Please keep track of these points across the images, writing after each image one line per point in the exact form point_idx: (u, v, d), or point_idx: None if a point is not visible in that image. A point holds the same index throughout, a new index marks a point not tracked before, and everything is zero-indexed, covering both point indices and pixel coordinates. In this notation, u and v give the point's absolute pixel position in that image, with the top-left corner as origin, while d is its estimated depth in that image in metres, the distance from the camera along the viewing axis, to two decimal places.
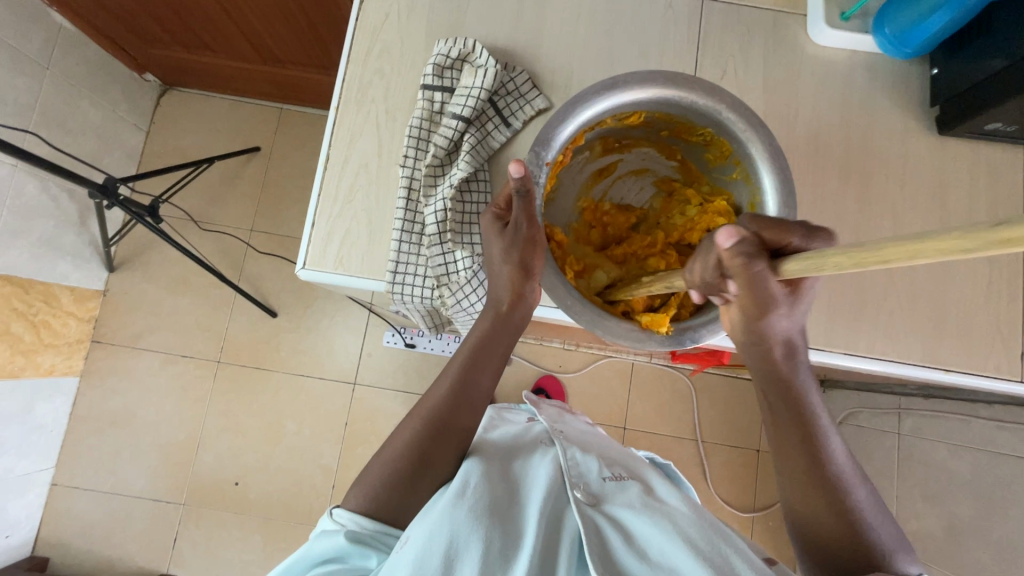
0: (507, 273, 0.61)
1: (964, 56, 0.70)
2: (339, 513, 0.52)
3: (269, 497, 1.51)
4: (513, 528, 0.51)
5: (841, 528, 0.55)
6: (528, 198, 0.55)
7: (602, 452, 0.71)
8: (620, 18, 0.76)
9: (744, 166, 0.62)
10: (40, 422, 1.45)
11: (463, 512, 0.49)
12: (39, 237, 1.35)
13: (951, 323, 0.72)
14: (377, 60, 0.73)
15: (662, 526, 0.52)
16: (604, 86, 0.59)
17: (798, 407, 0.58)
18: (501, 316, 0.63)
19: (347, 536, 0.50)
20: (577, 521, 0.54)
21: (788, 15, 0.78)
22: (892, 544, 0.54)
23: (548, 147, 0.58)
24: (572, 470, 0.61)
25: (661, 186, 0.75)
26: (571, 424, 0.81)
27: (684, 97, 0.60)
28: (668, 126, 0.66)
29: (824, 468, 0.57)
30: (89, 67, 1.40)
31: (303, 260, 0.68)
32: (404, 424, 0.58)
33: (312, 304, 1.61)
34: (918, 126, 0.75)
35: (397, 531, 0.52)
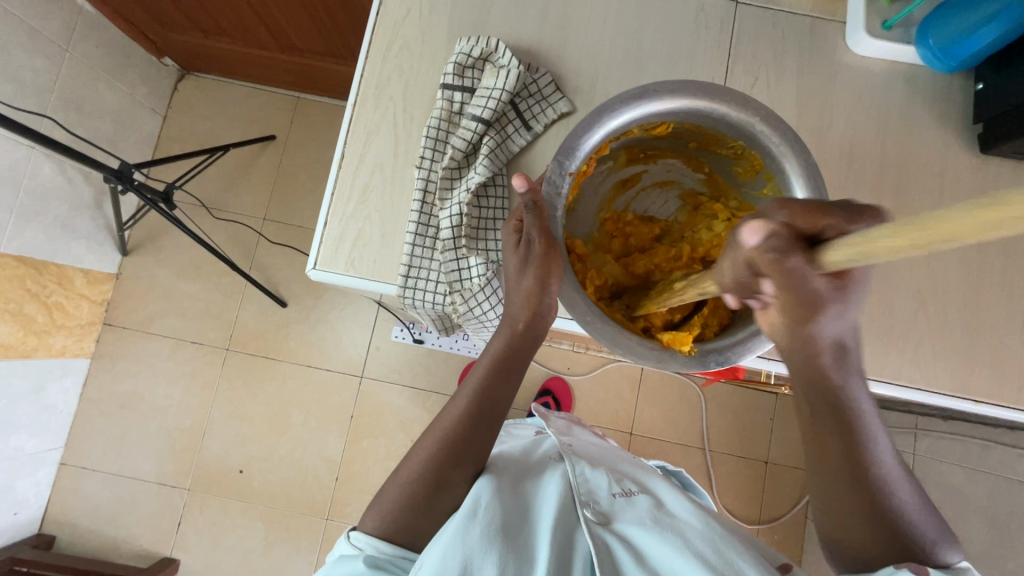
0: (524, 289, 0.59)
1: (1013, 72, 0.66)
2: (356, 536, 0.51)
3: (273, 487, 1.52)
4: (524, 549, 0.49)
5: (879, 532, 0.52)
6: (539, 213, 0.56)
7: (612, 466, 0.69)
8: (649, 20, 0.73)
9: (777, 183, 0.60)
10: (51, 403, 1.46)
11: (476, 533, 0.47)
12: (54, 219, 1.35)
13: (983, 351, 0.68)
14: (397, 57, 0.71)
15: (675, 545, 0.51)
16: (633, 95, 0.57)
17: (837, 402, 0.55)
18: (518, 333, 0.62)
19: (365, 561, 0.48)
20: (588, 543, 0.53)
21: (826, 22, 0.74)
22: (934, 536, 0.51)
23: (573, 156, 0.56)
24: (582, 487, 0.59)
25: (686, 200, 0.72)
26: (580, 437, 0.80)
27: (717, 109, 0.58)
28: (697, 137, 0.64)
29: (862, 467, 0.54)
30: (108, 50, 1.39)
31: (314, 261, 0.67)
32: (419, 446, 0.57)
33: (322, 295, 1.60)
34: (958, 144, 0.72)
35: (413, 555, 0.51)
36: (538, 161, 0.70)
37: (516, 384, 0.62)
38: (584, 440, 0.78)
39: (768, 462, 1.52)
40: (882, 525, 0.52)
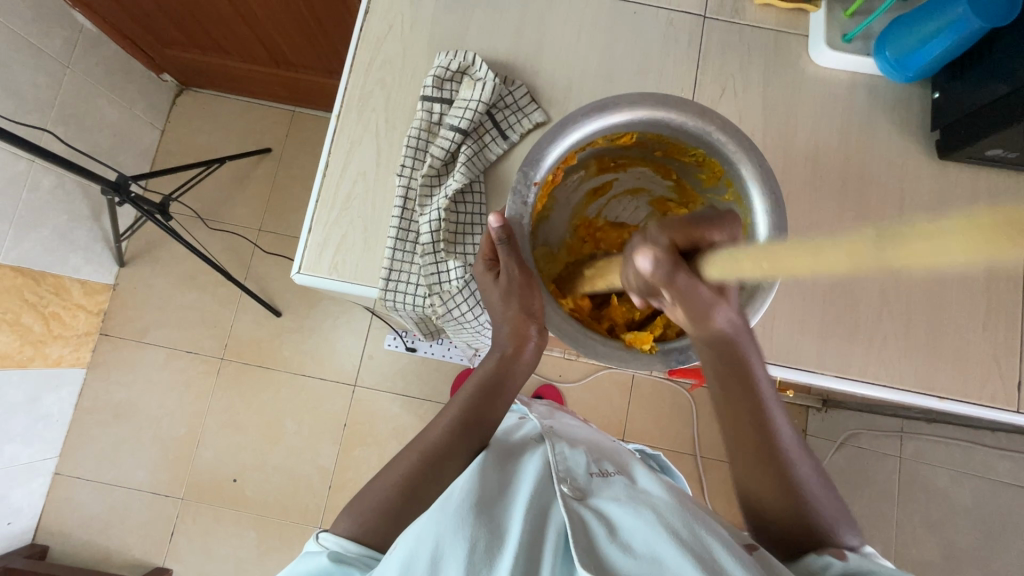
0: (511, 320, 0.64)
1: (966, 81, 0.69)
2: (324, 536, 0.52)
3: (266, 495, 1.53)
4: (498, 520, 0.51)
5: (788, 503, 0.56)
6: (514, 248, 0.59)
7: (594, 448, 0.72)
8: (621, 34, 0.77)
9: (736, 188, 0.63)
10: (46, 412, 1.47)
11: (448, 512, 0.50)
12: (52, 230, 1.38)
13: (946, 348, 0.71)
14: (380, 70, 0.75)
15: (645, 516, 0.52)
16: (594, 108, 0.60)
17: (746, 378, 0.60)
18: (507, 357, 0.65)
19: (330, 556, 0.49)
20: (562, 516, 0.53)
21: (790, 35, 0.78)
22: (834, 515, 0.55)
23: (536, 167, 0.59)
24: (561, 465, 0.62)
25: (656, 206, 0.74)
26: (562, 421, 0.83)
27: (675, 119, 0.61)
28: (661, 147, 0.67)
29: (769, 442, 0.59)
30: (107, 66, 1.43)
31: (299, 265, 0.69)
32: (403, 455, 0.60)
33: (316, 304, 1.63)
34: (919, 149, 0.75)
35: (381, 554, 0.52)
36: (515, 169, 0.73)
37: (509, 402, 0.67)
38: (565, 424, 0.81)
39: None
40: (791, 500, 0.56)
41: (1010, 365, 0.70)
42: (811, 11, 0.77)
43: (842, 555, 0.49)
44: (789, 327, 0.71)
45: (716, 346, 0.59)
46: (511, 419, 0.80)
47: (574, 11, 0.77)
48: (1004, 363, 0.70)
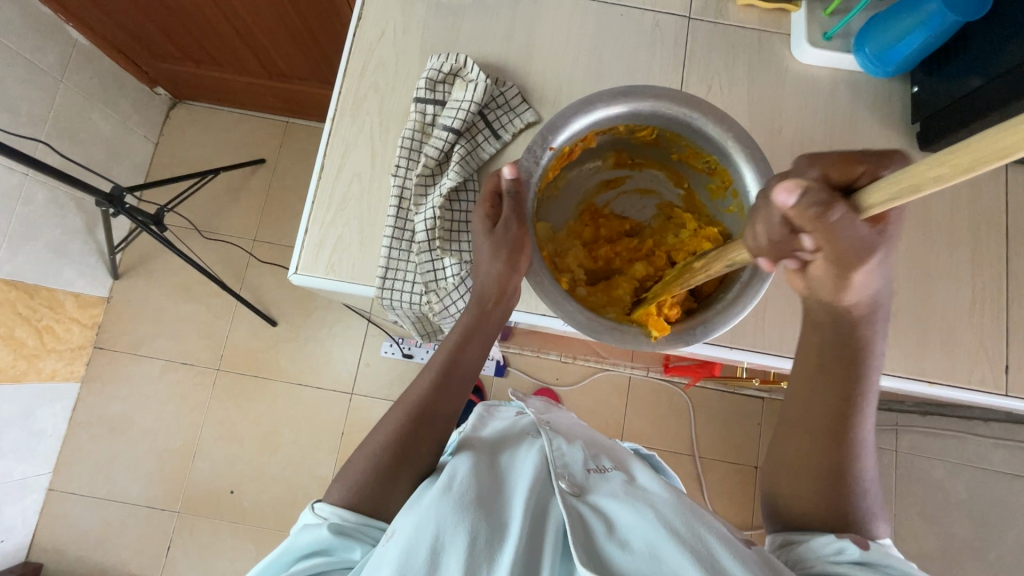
0: (495, 272, 0.63)
1: (942, 74, 0.72)
2: (321, 506, 0.53)
3: (264, 507, 1.51)
4: (498, 515, 0.52)
5: (832, 489, 0.53)
6: (520, 201, 0.62)
7: (589, 442, 0.72)
8: (609, 35, 0.79)
9: (741, 202, 0.63)
10: (40, 427, 1.46)
11: (447, 505, 0.50)
12: (46, 243, 1.38)
13: (934, 334, 0.72)
14: (373, 74, 0.76)
15: (644, 513, 0.53)
16: (625, 91, 0.62)
17: (847, 342, 0.53)
18: (484, 312, 0.64)
19: (330, 529, 0.50)
20: (560, 512, 0.54)
21: (772, 34, 0.80)
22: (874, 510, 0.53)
23: (557, 133, 0.61)
24: (557, 460, 0.61)
25: (663, 209, 0.75)
26: (558, 415, 0.83)
27: (698, 121, 0.62)
28: (680, 149, 0.68)
29: (844, 420, 0.53)
30: (101, 80, 1.45)
31: (296, 266, 0.70)
32: (388, 417, 0.60)
33: (312, 313, 1.63)
34: (899, 142, 0.77)
35: (379, 524, 0.53)
36: (508, 168, 0.74)
37: (484, 357, 0.66)
38: (561, 419, 0.80)
39: (757, 466, 1.54)
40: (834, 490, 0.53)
41: (996, 349, 0.72)
42: (792, 11, 0.80)
43: (862, 544, 0.49)
44: (779, 317, 0.73)
45: (708, 328, 0.59)
46: (508, 414, 0.80)
47: (562, 14, 0.79)
48: (990, 347, 0.72)
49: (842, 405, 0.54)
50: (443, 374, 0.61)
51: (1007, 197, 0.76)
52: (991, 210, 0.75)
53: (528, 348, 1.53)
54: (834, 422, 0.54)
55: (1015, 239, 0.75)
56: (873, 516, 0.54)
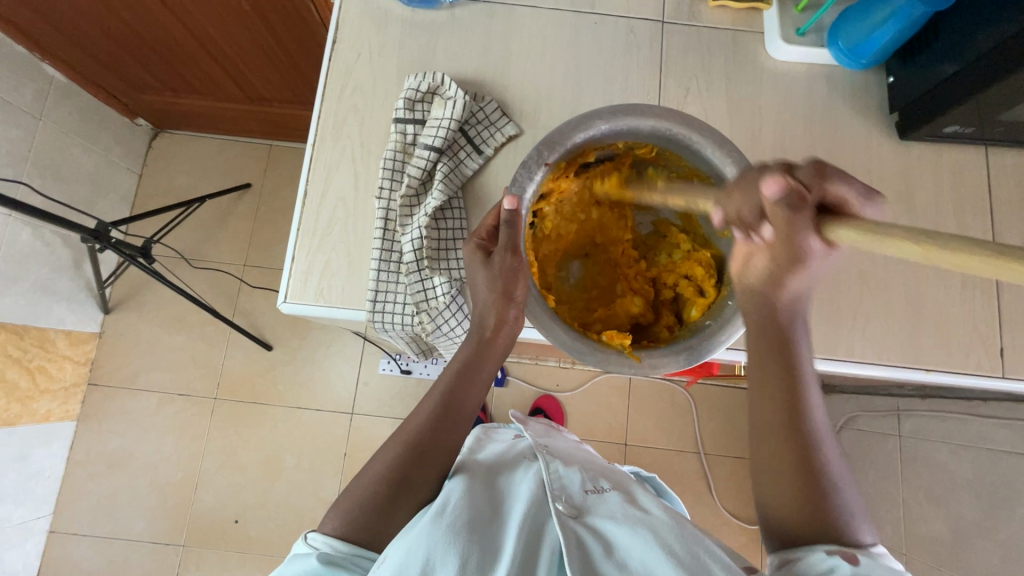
0: (490, 299, 0.63)
1: (917, 63, 0.72)
2: (312, 537, 0.51)
3: (270, 534, 1.50)
4: (492, 540, 0.50)
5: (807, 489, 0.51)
6: (516, 231, 0.61)
7: (586, 464, 0.72)
8: (584, 44, 0.79)
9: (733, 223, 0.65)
10: (37, 469, 1.44)
11: (441, 528, 0.49)
12: (33, 283, 1.36)
13: (928, 321, 0.72)
14: (351, 97, 0.76)
15: (643, 535, 0.52)
16: (624, 109, 0.63)
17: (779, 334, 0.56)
18: (484, 340, 0.64)
19: (319, 558, 0.48)
20: (557, 534, 0.53)
21: (746, 33, 0.80)
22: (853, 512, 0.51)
23: (552, 149, 0.62)
24: (555, 483, 0.61)
25: (660, 227, 0.76)
26: (556, 438, 0.83)
27: (694, 140, 0.63)
28: (678, 169, 0.69)
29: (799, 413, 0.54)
30: (81, 115, 1.44)
31: (284, 294, 0.69)
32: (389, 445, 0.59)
33: (307, 335, 1.62)
34: (880, 133, 0.78)
35: (371, 554, 0.51)
36: (492, 182, 0.74)
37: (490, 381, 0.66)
38: (559, 441, 0.81)
39: None
40: (795, 473, 0.52)
41: (990, 332, 0.72)
42: (765, 9, 0.80)
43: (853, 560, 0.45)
44: None
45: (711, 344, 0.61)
46: (506, 436, 0.80)
47: (536, 26, 0.79)
48: (984, 331, 0.72)
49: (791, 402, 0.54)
50: (449, 398, 0.62)
51: (991, 180, 0.76)
52: (975, 193, 0.76)
53: (526, 357, 1.52)
54: (788, 419, 0.54)
55: (1001, 220, 0.75)
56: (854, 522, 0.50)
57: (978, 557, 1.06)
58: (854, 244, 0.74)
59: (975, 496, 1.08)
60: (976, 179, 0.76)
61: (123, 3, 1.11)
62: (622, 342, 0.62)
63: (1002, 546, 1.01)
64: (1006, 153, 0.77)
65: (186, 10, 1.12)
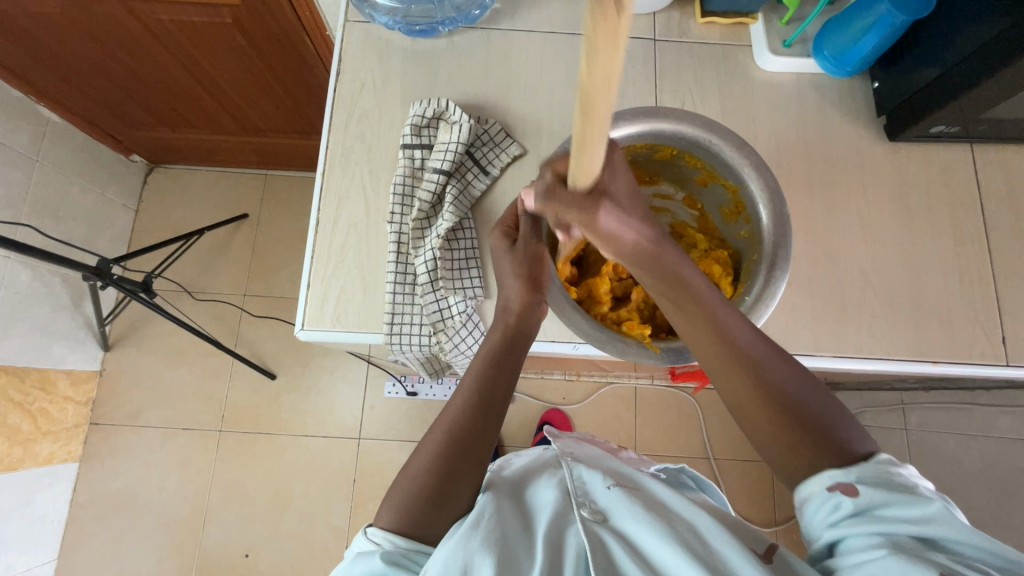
0: (517, 286, 0.66)
1: (901, 68, 0.76)
2: (372, 532, 0.51)
3: (281, 566, 1.47)
4: (524, 550, 0.51)
5: (778, 417, 0.51)
6: (536, 220, 0.67)
7: (613, 468, 0.72)
8: (580, 63, 0.82)
9: (752, 224, 0.67)
10: (40, 513, 1.41)
11: (476, 540, 0.49)
12: (33, 324, 1.35)
13: (931, 315, 0.75)
14: (358, 126, 0.78)
15: (664, 533, 0.52)
16: (649, 112, 0.65)
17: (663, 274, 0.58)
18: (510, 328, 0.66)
19: (382, 558, 0.49)
20: (580, 538, 0.54)
21: (734, 47, 0.83)
22: (839, 425, 0.50)
23: None
24: (578, 489, 0.61)
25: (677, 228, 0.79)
26: (585, 446, 0.83)
27: (715, 145, 0.65)
28: (696, 172, 0.71)
29: (730, 344, 0.55)
30: (77, 154, 1.45)
31: (302, 321, 0.70)
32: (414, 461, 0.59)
33: (311, 361, 1.61)
34: (869, 135, 0.81)
35: (427, 549, 0.51)
36: (499, 202, 0.76)
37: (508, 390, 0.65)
38: (590, 449, 0.81)
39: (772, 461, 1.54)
40: (772, 406, 0.51)
41: (991, 322, 0.74)
42: (751, 23, 0.83)
43: (851, 489, 0.44)
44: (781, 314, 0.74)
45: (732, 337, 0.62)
46: (535, 451, 0.81)
47: (534, 47, 0.82)
48: (984, 320, 0.74)
49: (716, 338, 0.55)
50: None
51: (978, 175, 0.79)
52: (964, 188, 0.79)
53: (532, 372, 1.53)
54: (726, 352, 0.54)
55: (990, 214, 0.78)
56: (848, 436, 0.49)
57: None
58: (853, 243, 0.77)
59: (986, 485, 1.09)
60: (965, 175, 0.79)
61: (118, 42, 1.13)
62: (642, 334, 0.64)
63: (1015, 532, 1.02)
64: (990, 150, 0.80)
65: (182, 47, 1.14)
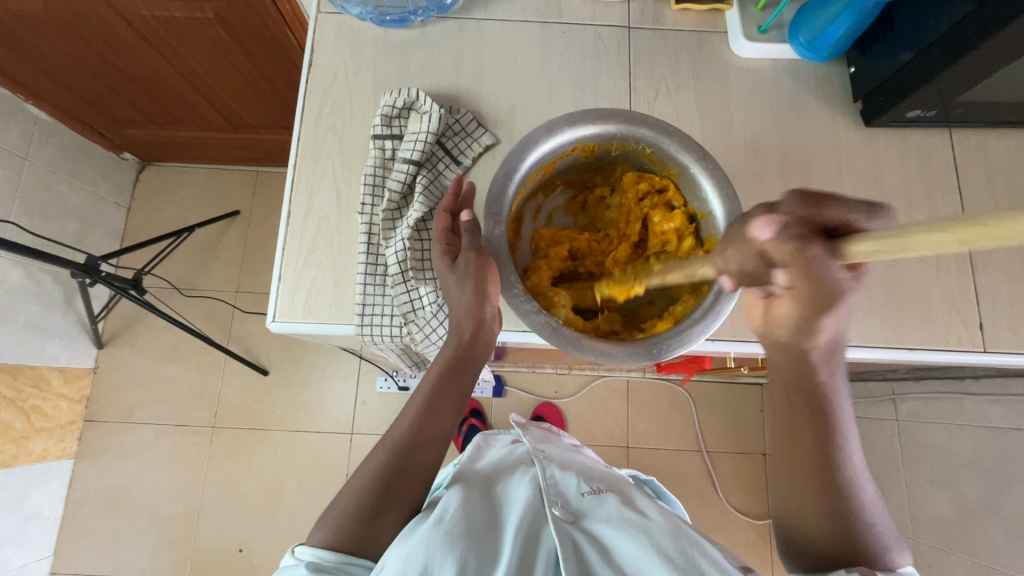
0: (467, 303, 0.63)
1: (877, 51, 0.75)
2: (299, 550, 0.49)
3: (275, 561, 1.48)
4: (490, 550, 0.50)
5: (829, 522, 0.52)
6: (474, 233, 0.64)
7: (584, 469, 0.72)
8: (553, 52, 0.81)
9: (615, 142, 0.68)
10: (35, 510, 1.42)
11: (438, 537, 0.48)
12: (25, 322, 1.36)
13: (909, 301, 0.74)
14: (329, 117, 0.77)
15: (638, 538, 0.52)
16: (489, 213, 0.62)
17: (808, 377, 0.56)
18: (464, 343, 0.64)
19: (308, 568, 0.47)
20: (553, 539, 0.53)
21: (710, 34, 0.83)
22: (887, 538, 0.51)
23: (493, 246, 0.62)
24: (552, 488, 0.61)
25: (571, 206, 0.78)
26: (555, 443, 0.83)
27: (544, 148, 0.65)
28: (539, 176, 0.69)
29: (830, 457, 0.54)
30: (67, 152, 1.45)
31: (273, 313, 0.70)
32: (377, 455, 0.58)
33: (302, 357, 1.62)
34: (847, 122, 0.80)
35: (363, 561, 0.50)
36: None
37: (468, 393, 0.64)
38: (560, 446, 0.81)
39: (764, 453, 1.53)
40: (831, 507, 0.52)
41: (969, 308, 0.73)
42: (726, 9, 0.82)
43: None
44: None
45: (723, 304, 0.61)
46: (505, 444, 0.81)
47: (506, 36, 0.81)
48: (962, 307, 0.74)
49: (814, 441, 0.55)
50: (424, 415, 0.60)
51: (957, 159, 0.78)
52: (942, 174, 0.78)
53: (522, 365, 1.52)
54: (819, 457, 0.54)
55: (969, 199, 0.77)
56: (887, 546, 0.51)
57: (985, 536, 1.06)
58: None
59: (977, 475, 1.08)
60: (944, 159, 0.78)
61: (101, 40, 1.13)
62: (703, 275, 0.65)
63: (1006, 523, 1.01)
64: (970, 134, 0.79)
65: (164, 42, 1.14)
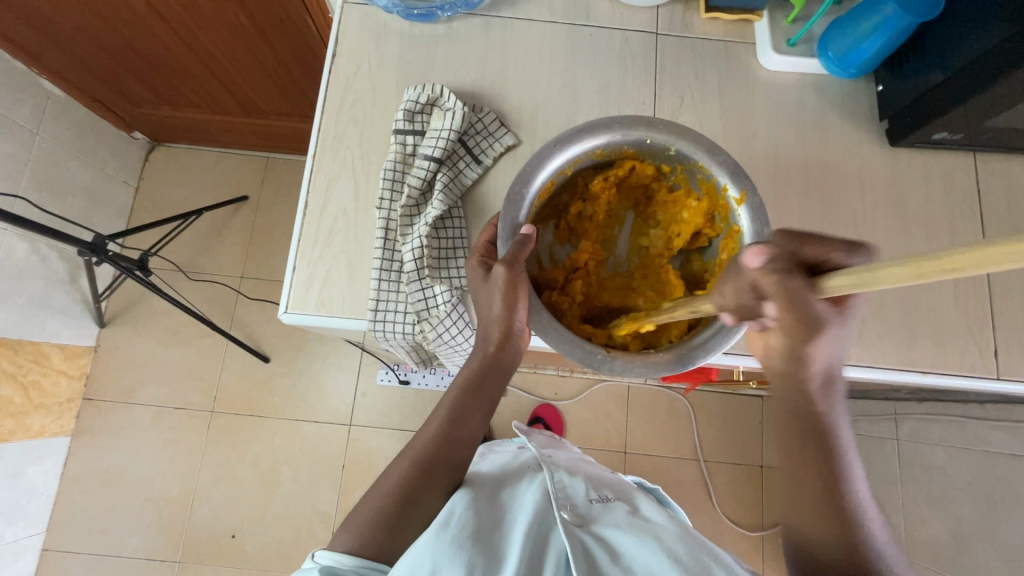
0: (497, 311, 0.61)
1: (906, 71, 0.74)
2: (320, 554, 0.52)
3: (266, 549, 1.48)
4: (498, 552, 0.50)
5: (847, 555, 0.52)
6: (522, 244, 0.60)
7: (590, 474, 0.72)
8: (580, 54, 0.80)
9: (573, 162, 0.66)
10: (29, 486, 1.42)
11: (445, 541, 0.48)
12: (28, 298, 1.35)
13: (924, 324, 0.74)
14: (351, 109, 0.77)
15: (647, 543, 0.53)
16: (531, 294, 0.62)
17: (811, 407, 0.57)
18: (490, 355, 0.62)
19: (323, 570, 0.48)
20: (562, 542, 0.53)
21: (737, 44, 0.82)
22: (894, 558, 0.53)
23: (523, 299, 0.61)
24: (560, 492, 0.62)
25: (559, 231, 0.73)
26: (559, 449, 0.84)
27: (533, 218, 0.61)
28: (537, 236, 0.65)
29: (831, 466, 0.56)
30: (77, 129, 1.44)
31: (285, 304, 0.70)
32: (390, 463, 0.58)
33: (304, 347, 1.61)
34: (871, 140, 0.79)
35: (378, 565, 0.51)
36: (491, 193, 0.75)
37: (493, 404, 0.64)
38: (563, 451, 0.82)
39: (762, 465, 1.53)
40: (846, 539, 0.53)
41: (983, 335, 0.73)
42: (756, 20, 0.82)
43: None
44: None
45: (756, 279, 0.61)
46: (509, 450, 0.81)
47: (533, 36, 0.81)
48: (976, 334, 0.73)
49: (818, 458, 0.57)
50: (451, 418, 0.60)
51: (980, 185, 0.78)
52: (963, 199, 0.77)
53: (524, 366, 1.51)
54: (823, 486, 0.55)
55: (990, 224, 0.76)
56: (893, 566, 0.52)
57: (979, 560, 1.06)
58: None
59: (975, 498, 1.07)
60: (966, 183, 0.78)
61: (120, 18, 1.12)
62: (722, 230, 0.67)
63: (1001, 548, 1.01)
64: (993, 160, 0.78)
65: (182, 22, 1.13)
